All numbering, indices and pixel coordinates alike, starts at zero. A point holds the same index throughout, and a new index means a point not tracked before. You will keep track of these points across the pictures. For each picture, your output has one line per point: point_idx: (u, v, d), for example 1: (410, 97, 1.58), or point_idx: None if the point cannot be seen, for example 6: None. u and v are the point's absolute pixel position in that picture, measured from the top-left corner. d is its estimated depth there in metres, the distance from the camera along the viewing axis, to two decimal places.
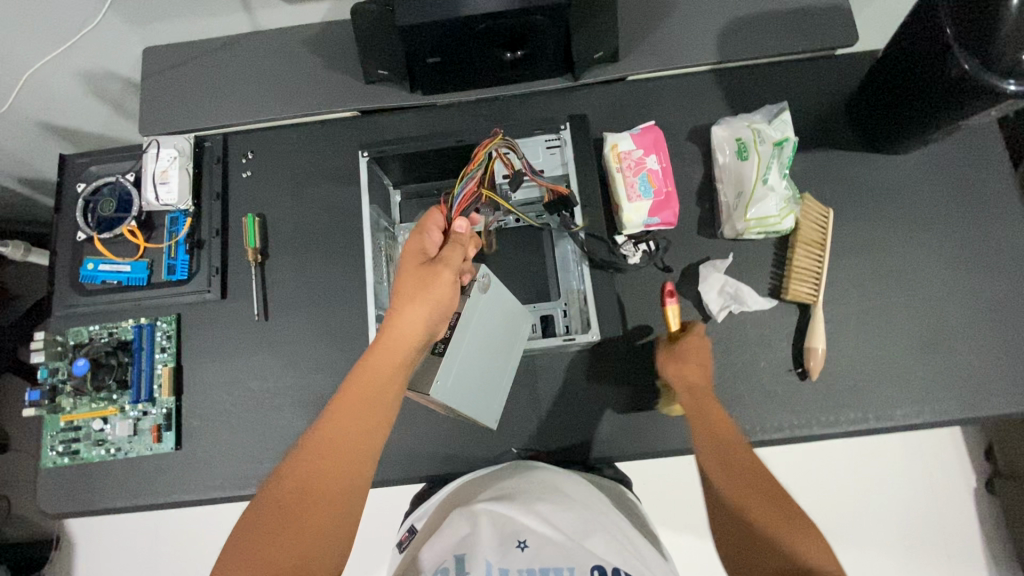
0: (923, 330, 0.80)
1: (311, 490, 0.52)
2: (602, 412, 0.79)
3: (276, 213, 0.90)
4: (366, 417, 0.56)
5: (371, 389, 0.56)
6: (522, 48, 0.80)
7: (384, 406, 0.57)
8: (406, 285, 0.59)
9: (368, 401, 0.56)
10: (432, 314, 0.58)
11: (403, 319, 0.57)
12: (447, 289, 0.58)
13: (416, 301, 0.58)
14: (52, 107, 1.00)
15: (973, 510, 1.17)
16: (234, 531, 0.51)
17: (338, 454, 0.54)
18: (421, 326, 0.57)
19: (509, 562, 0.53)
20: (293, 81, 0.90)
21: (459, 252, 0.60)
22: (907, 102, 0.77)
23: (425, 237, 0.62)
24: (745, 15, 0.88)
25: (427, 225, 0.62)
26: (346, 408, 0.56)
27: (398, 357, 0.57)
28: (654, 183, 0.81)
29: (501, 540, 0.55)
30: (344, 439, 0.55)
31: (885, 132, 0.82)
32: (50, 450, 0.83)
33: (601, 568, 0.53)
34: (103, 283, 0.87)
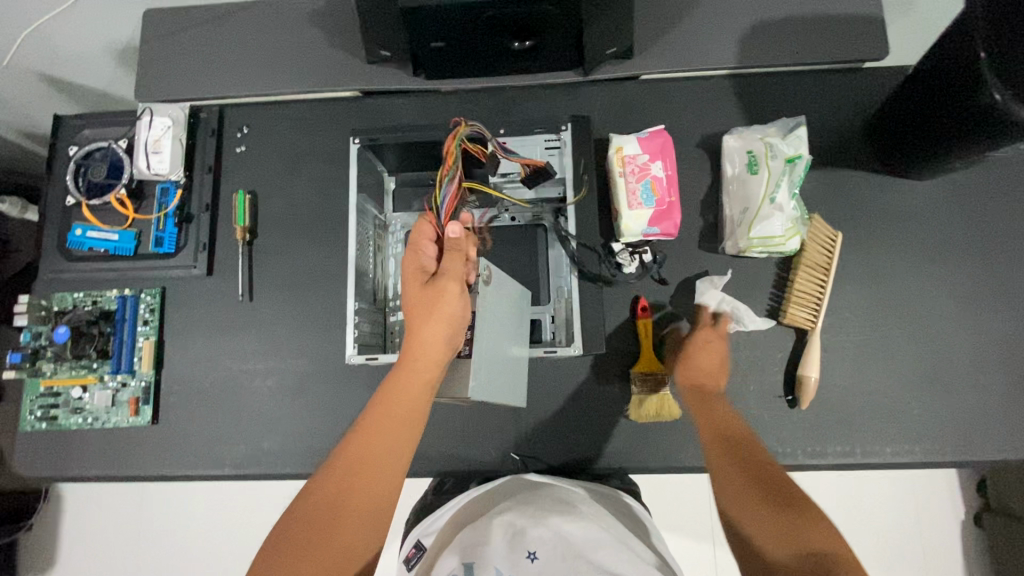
0: (923, 366, 0.77)
1: (342, 503, 0.51)
2: (583, 423, 0.78)
3: (268, 191, 0.88)
4: (396, 427, 0.56)
5: (402, 401, 0.56)
6: (530, 38, 0.76)
7: (415, 411, 0.56)
8: (414, 306, 0.60)
9: (397, 410, 0.56)
10: (444, 328, 0.58)
11: (416, 333, 0.58)
12: (456, 299, 0.59)
13: (428, 318, 0.58)
14: (51, 64, 0.98)
15: (958, 543, 1.16)
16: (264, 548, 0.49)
17: (368, 466, 0.53)
18: (437, 339, 0.58)
19: (518, 572, 0.54)
20: (294, 56, 0.87)
21: (459, 261, 0.61)
22: (931, 121, 0.72)
23: (421, 256, 0.63)
24: (769, 18, 0.83)
25: (421, 245, 0.63)
26: (375, 423, 0.55)
27: (421, 369, 0.57)
28: (657, 192, 0.77)
29: (511, 551, 0.55)
30: (375, 449, 0.54)
31: (904, 150, 0.77)
32: (28, 415, 0.82)
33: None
34: (91, 250, 0.85)
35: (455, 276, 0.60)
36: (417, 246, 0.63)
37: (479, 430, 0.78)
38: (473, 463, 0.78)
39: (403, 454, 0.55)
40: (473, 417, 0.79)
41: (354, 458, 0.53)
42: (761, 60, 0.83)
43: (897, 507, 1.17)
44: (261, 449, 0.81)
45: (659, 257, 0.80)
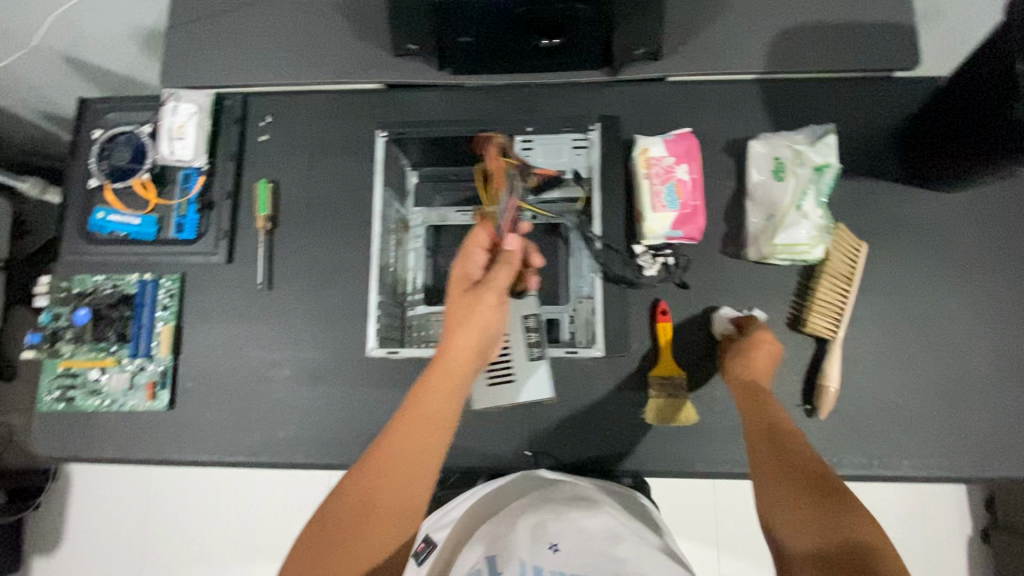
0: (944, 381, 0.76)
1: (368, 507, 0.50)
2: (599, 426, 0.77)
3: (291, 181, 0.88)
4: (424, 432, 0.54)
5: (432, 406, 0.55)
6: (560, 36, 0.76)
7: (444, 418, 0.55)
8: (455, 311, 0.60)
9: (426, 415, 0.54)
10: (480, 337, 0.59)
11: (453, 341, 0.58)
12: (493, 312, 0.60)
13: (466, 326, 0.59)
14: (80, 45, 0.99)
15: (962, 557, 1.17)
16: (300, 537, 0.51)
17: (395, 471, 0.52)
18: (472, 347, 0.58)
19: (542, 562, 0.52)
20: (324, 48, 0.88)
21: (506, 272, 0.61)
22: (967, 135, 0.71)
23: (470, 263, 0.64)
24: (801, 24, 0.82)
25: (471, 249, 0.64)
26: (408, 424, 0.54)
27: (454, 376, 0.57)
28: (681, 195, 0.78)
29: (534, 544, 0.54)
30: (402, 455, 0.52)
31: (936, 165, 0.77)
32: (46, 395, 0.83)
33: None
34: (111, 235, 0.86)
35: (496, 289, 0.61)
36: (469, 252, 0.64)
37: (493, 428, 0.78)
38: (486, 462, 0.77)
39: (433, 459, 0.53)
40: (488, 415, 0.78)
41: (380, 462, 0.52)
42: (790, 64, 0.82)
43: (901, 518, 1.19)
44: (276, 438, 0.81)
45: (686, 263, 0.79)
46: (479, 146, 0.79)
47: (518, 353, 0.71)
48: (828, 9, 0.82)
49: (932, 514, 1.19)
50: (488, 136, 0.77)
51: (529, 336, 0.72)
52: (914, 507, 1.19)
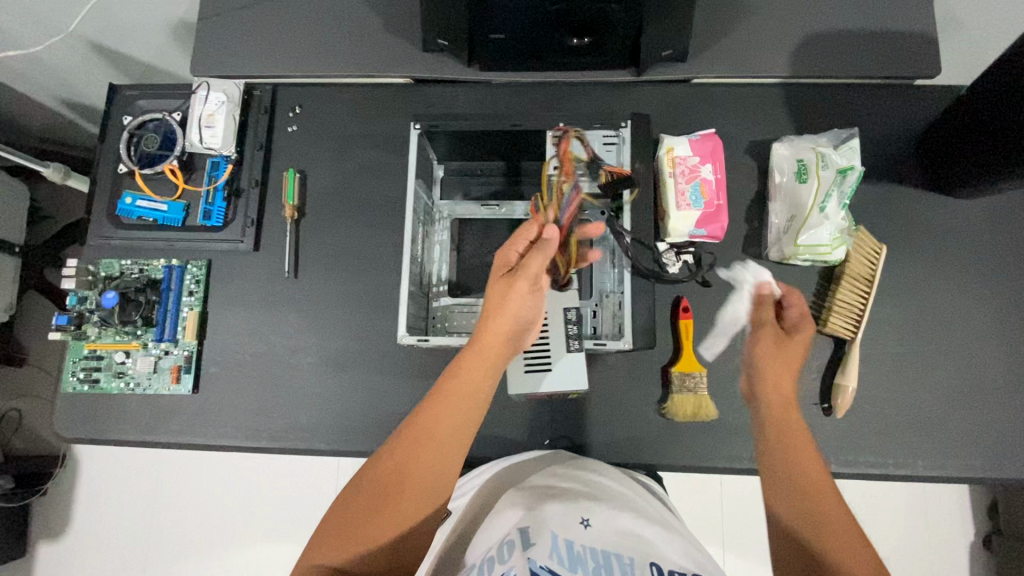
0: (960, 384, 0.78)
1: (400, 478, 0.55)
2: (619, 420, 0.78)
3: (318, 171, 0.89)
4: (454, 412, 0.58)
5: (463, 387, 0.58)
6: (590, 35, 0.77)
7: (474, 400, 0.58)
8: (489, 298, 0.62)
9: (456, 398, 0.58)
10: (512, 323, 0.61)
11: (487, 326, 0.60)
12: (524, 300, 0.62)
13: (499, 311, 0.61)
14: (107, 32, 0.99)
15: (964, 562, 1.18)
16: (338, 501, 0.56)
17: (426, 447, 0.56)
18: (504, 332, 0.60)
19: (573, 536, 0.55)
20: (350, 39, 0.88)
21: (541, 260, 0.61)
22: (983, 144, 0.73)
23: (511, 252, 0.65)
24: (829, 29, 0.83)
25: (516, 239, 0.65)
26: (440, 406, 0.58)
27: (485, 359, 0.60)
28: (705, 193, 0.79)
29: (565, 521, 0.57)
30: (433, 432, 0.57)
31: (950, 172, 0.79)
32: (71, 375, 0.84)
33: (657, 565, 0.52)
34: (139, 219, 0.87)
35: (530, 276, 0.61)
36: (515, 240, 0.65)
37: (514, 420, 0.79)
38: (507, 453, 0.78)
39: (462, 440, 0.57)
40: (510, 406, 0.79)
41: (414, 437, 0.56)
42: (816, 69, 0.83)
43: (905, 521, 1.20)
44: (297, 425, 0.82)
45: (709, 259, 0.82)
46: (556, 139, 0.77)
47: (558, 343, 0.71)
48: (856, 14, 0.83)
49: (935, 520, 1.20)
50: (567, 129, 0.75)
51: (570, 329, 0.71)
52: (919, 511, 1.20)
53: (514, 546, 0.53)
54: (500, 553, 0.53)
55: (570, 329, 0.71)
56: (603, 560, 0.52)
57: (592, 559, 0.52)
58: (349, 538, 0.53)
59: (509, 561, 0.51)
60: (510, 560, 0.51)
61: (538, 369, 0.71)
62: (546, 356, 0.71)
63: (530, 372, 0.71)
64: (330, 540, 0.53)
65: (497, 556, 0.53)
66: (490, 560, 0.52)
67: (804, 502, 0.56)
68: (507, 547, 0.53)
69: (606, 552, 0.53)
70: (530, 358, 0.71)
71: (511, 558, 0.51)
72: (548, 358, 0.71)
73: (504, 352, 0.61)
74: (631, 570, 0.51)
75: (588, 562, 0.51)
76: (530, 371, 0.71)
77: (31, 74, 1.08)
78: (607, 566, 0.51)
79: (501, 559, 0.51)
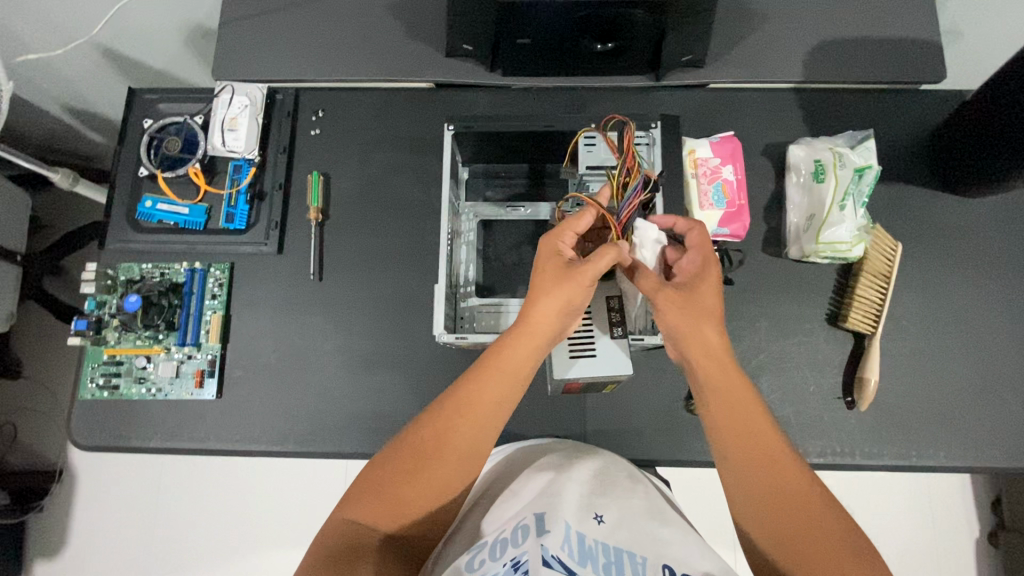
0: (976, 376, 0.80)
1: (440, 445, 0.56)
2: (650, 417, 0.78)
3: (341, 174, 0.89)
4: (497, 386, 0.58)
5: (506, 363, 0.59)
6: (613, 40, 0.78)
7: (518, 375, 0.59)
8: (542, 279, 0.62)
9: (503, 370, 0.59)
10: (563, 305, 0.61)
11: (533, 306, 0.61)
12: (582, 292, 0.61)
13: (550, 293, 0.61)
14: (122, 39, 0.98)
15: (970, 556, 1.20)
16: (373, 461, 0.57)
17: (467, 418, 0.57)
18: (550, 313, 0.60)
19: (586, 529, 0.53)
20: (373, 44, 0.88)
21: (609, 257, 0.61)
22: (988, 147, 0.77)
23: (560, 241, 0.65)
24: (841, 37, 0.86)
25: (563, 229, 0.65)
26: (485, 377, 0.58)
27: (530, 338, 0.60)
28: (727, 193, 0.81)
29: (580, 511, 0.55)
30: (476, 405, 0.57)
31: (960, 174, 0.83)
32: (90, 382, 0.83)
33: (671, 568, 0.50)
34: (159, 223, 0.87)
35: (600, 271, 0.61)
36: (564, 229, 0.65)
37: (545, 419, 0.79)
38: None
39: (501, 412, 0.59)
40: (540, 404, 0.79)
41: (457, 406, 0.57)
42: (830, 74, 0.85)
43: (913, 518, 1.22)
44: (323, 427, 0.81)
45: (740, 256, 0.83)
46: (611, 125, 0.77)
47: (600, 327, 0.69)
48: (865, 23, 0.86)
49: (943, 516, 1.22)
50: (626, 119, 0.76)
51: (613, 315, 0.69)
52: (926, 508, 1.22)
53: (528, 531, 0.52)
54: (514, 536, 0.52)
55: (612, 317, 0.69)
56: (615, 557, 0.50)
57: (603, 555, 0.50)
58: (385, 500, 0.54)
59: (522, 545, 0.50)
60: (524, 545, 0.50)
61: (581, 352, 0.68)
62: (589, 338, 0.68)
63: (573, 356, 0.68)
64: (367, 499, 0.54)
65: (510, 539, 0.52)
66: (503, 542, 0.52)
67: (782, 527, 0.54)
68: (521, 532, 0.52)
69: (619, 549, 0.51)
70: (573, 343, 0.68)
71: (524, 543, 0.51)
72: (591, 339, 0.68)
73: (550, 334, 0.61)
74: (643, 569, 0.49)
75: (598, 557, 0.50)
76: (572, 354, 0.68)
77: (39, 80, 1.06)
78: (618, 564, 0.50)
79: (514, 543, 0.51)
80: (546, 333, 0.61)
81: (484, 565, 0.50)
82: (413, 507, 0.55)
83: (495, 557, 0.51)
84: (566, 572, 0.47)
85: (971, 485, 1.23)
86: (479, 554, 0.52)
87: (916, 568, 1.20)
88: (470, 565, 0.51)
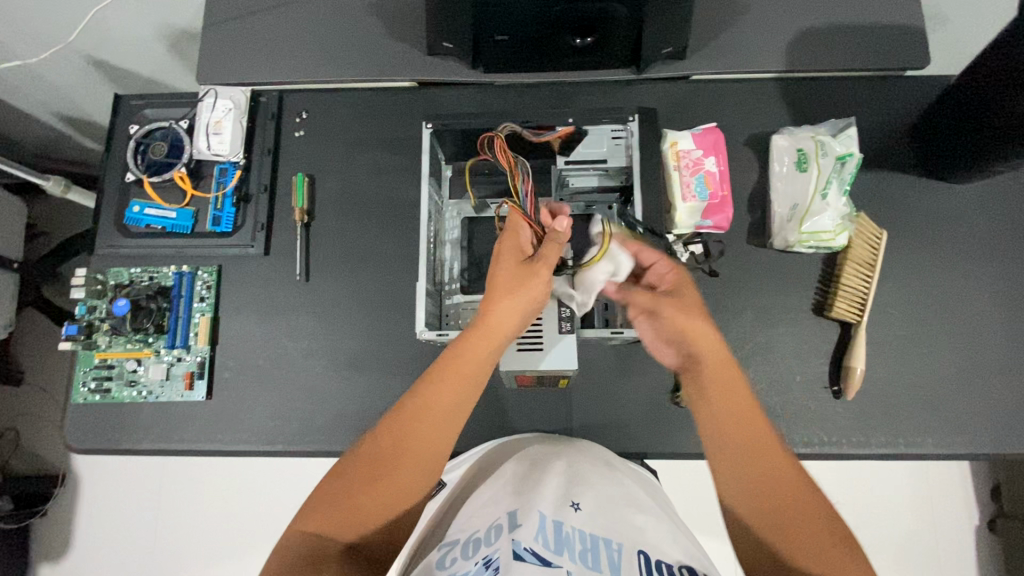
0: (964, 362, 0.80)
1: (400, 452, 0.57)
2: (636, 410, 0.79)
3: (326, 175, 0.89)
4: (453, 391, 0.60)
5: (463, 368, 0.60)
6: (592, 34, 0.77)
7: (474, 377, 0.61)
8: (503, 279, 0.64)
9: (463, 370, 0.60)
10: (521, 305, 0.62)
11: (493, 309, 0.61)
12: (541, 287, 0.63)
13: (510, 294, 0.63)
14: (107, 46, 0.99)
15: (969, 544, 1.20)
16: (333, 471, 0.57)
17: (426, 423, 0.58)
18: (511, 318, 0.62)
19: (563, 518, 0.53)
20: (354, 44, 0.88)
21: (555, 248, 0.65)
22: (954, 128, 0.79)
23: (518, 237, 0.67)
24: (821, 25, 0.86)
25: (518, 228, 0.67)
26: (443, 380, 0.60)
27: (489, 340, 0.61)
28: (710, 185, 0.81)
29: (556, 502, 0.55)
30: (432, 410, 0.59)
31: (928, 155, 0.84)
32: (82, 386, 0.84)
33: (646, 553, 0.49)
34: (147, 227, 0.87)
35: (550, 266, 0.64)
36: (516, 228, 0.67)
37: (531, 413, 0.79)
38: None
39: (458, 413, 0.60)
40: (526, 398, 0.80)
41: (416, 412, 0.58)
42: (810, 64, 0.85)
43: (911, 507, 1.21)
44: (313, 426, 0.82)
45: (719, 249, 0.83)
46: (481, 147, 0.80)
47: (549, 326, 0.68)
48: (847, 10, 0.86)
49: (941, 504, 1.21)
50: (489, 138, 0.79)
51: (562, 309, 0.69)
52: (925, 495, 1.22)
53: (501, 529, 0.52)
54: (488, 535, 0.52)
55: (563, 312, 0.69)
56: (592, 544, 0.50)
57: (580, 542, 0.50)
58: (346, 510, 0.55)
59: (495, 544, 0.50)
60: (496, 544, 0.50)
61: (530, 349, 0.67)
62: (537, 335, 0.68)
63: (522, 352, 0.67)
64: (325, 511, 0.55)
65: (484, 539, 0.52)
66: (477, 542, 0.52)
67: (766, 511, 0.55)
68: (494, 531, 0.52)
69: (595, 536, 0.51)
70: (521, 340, 0.68)
71: (497, 541, 0.50)
72: (539, 337, 0.68)
73: (509, 335, 0.62)
74: (619, 556, 0.49)
75: (575, 545, 0.50)
76: (521, 350, 0.67)
77: (29, 88, 1.06)
78: (594, 550, 0.49)
79: (488, 541, 0.51)
80: (507, 335, 0.62)
81: (457, 565, 0.50)
82: (374, 515, 0.55)
83: (469, 556, 0.50)
84: (540, 562, 0.47)
85: (970, 472, 1.23)
86: (452, 552, 0.52)
87: (915, 556, 1.19)
88: (443, 564, 0.51)
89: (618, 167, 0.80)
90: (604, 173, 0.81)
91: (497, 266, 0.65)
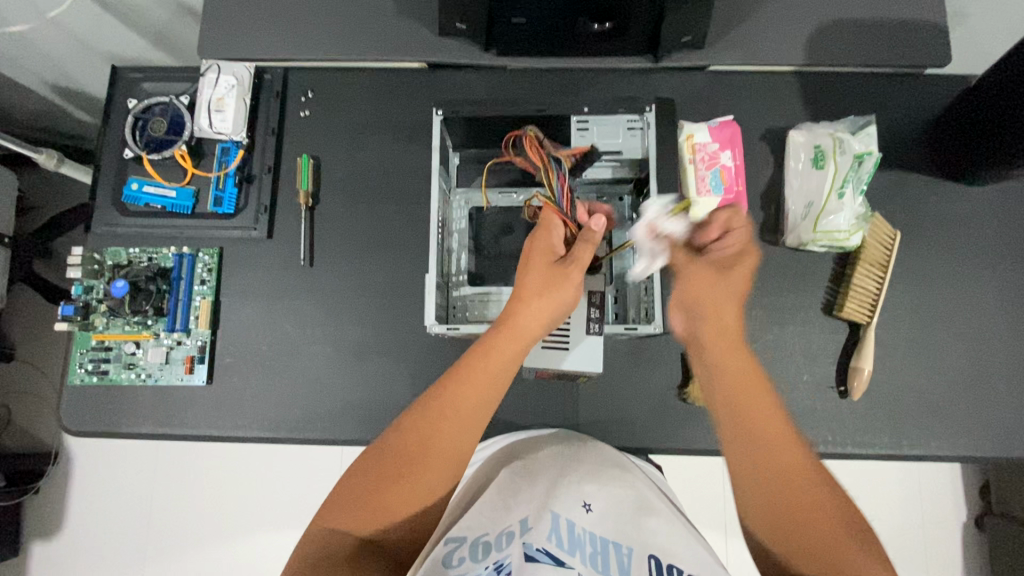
0: (969, 365, 0.80)
1: (426, 450, 0.56)
2: (644, 406, 0.78)
3: (331, 157, 0.87)
4: (480, 390, 0.59)
5: (490, 365, 0.60)
6: (611, 20, 0.74)
7: (500, 378, 0.60)
8: (534, 279, 0.64)
9: (491, 370, 0.60)
10: (552, 308, 0.63)
11: (524, 311, 0.62)
12: (572, 290, 0.63)
13: (541, 295, 0.63)
14: (103, 14, 0.95)
15: (956, 541, 1.22)
16: (355, 466, 0.57)
17: (450, 421, 0.57)
18: (541, 319, 0.62)
19: (574, 519, 0.54)
20: (362, 21, 0.85)
21: (588, 251, 0.65)
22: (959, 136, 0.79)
23: (552, 236, 0.67)
24: (844, 18, 0.83)
25: (552, 226, 0.67)
26: (471, 380, 0.59)
27: (516, 341, 0.61)
28: (725, 180, 0.80)
29: (568, 502, 0.56)
30: (458, 409, 0.58)
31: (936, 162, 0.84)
32: (78, 367, 0.82)
33: (657, 558, 0.50)
34: (146, 206, 0.85)
35: (582, 267, 0.65)
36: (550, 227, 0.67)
37: (536, 406, 0.79)
38: None
39: (483, 413, 0.59)
40: (532, 392, 0.79)
41: (442, 410, 0.57)
42: (831, 59, 0.83)
43: (901, 503, 1.23)
44: (314, 413, 0.80)
45: None
46: (507, 146, 0.80)
47: (577, 326, 0.68)
48: (870, 3, 0.83)
49: (929, 501, 1.23)
50: (515, 135, 0.78)
51: (592, 311, 0.68)
52: (915, 492, 1.23)
53: (512, 534, 0.52)
54: (498, 540, 0.52)
55: (592, 312, 0.68)
56: (601, 548, 0.51)
57: (590, 545, 0.51)
58: (368, 507, 0.54)
59: (505, 549, 0.50)
60: (507, 549, 0.50)
61: (553, 347, 0.69)
62: (563, 334, 0.69)
63: (546, 349, 0.69)
64: (347, 509, 0.54)
65: (495, 542, 0.52)
66: (487, 544, 0.52)
67: (781, 505, 0.55)
68: (505, 537, 0.52)
69: (605, 540, 0.52)
70: (547, 337, 0.69)
71: (508, 546, 0.51)
72: (565, 336, 0.68)
73: (535, 337, 0.62)
74: (628, 561, 0.50)
75: (586, 547, 0.51)
76: (546, 347, 0.68)
77: (19, 57, 1.02)
78: (604, 554, 0.51)
79: (498, 546, 0.51)
80: (535, 336, 0.62)
81: (465, 564, 0.49)
82: (396, 512, 0.55)
83: (477, 558, 0.50)
84: (553, 562, 0.48)
85: (960, 471, 1.24)
86: (459, 550, 0.51)
87: (903, 552, 1.21)
88: (449, 559, 0.50)
89: (633, 159, 0.78)
90: (617, 164, 0.80)
91: (528, 266, 0.65)
